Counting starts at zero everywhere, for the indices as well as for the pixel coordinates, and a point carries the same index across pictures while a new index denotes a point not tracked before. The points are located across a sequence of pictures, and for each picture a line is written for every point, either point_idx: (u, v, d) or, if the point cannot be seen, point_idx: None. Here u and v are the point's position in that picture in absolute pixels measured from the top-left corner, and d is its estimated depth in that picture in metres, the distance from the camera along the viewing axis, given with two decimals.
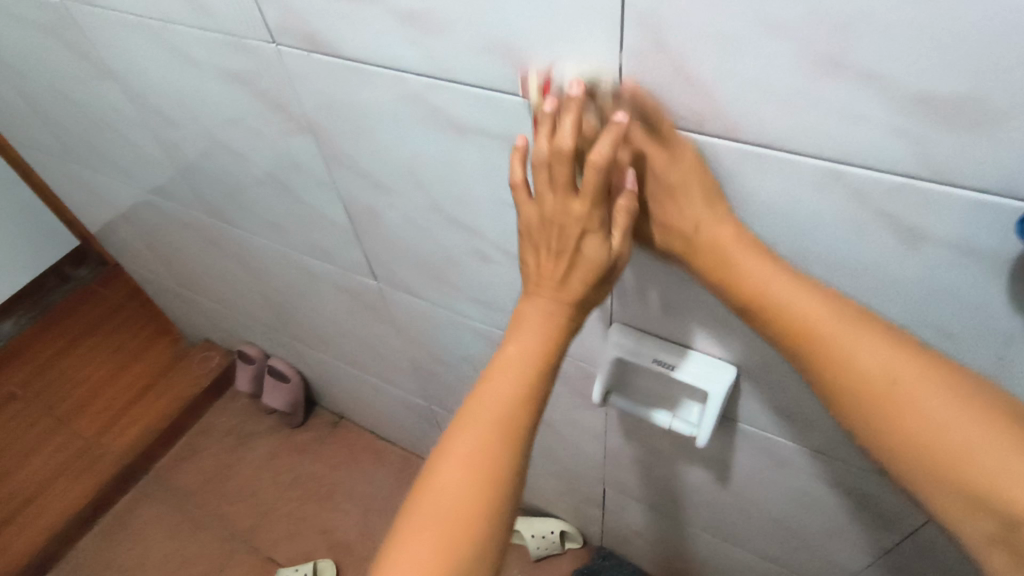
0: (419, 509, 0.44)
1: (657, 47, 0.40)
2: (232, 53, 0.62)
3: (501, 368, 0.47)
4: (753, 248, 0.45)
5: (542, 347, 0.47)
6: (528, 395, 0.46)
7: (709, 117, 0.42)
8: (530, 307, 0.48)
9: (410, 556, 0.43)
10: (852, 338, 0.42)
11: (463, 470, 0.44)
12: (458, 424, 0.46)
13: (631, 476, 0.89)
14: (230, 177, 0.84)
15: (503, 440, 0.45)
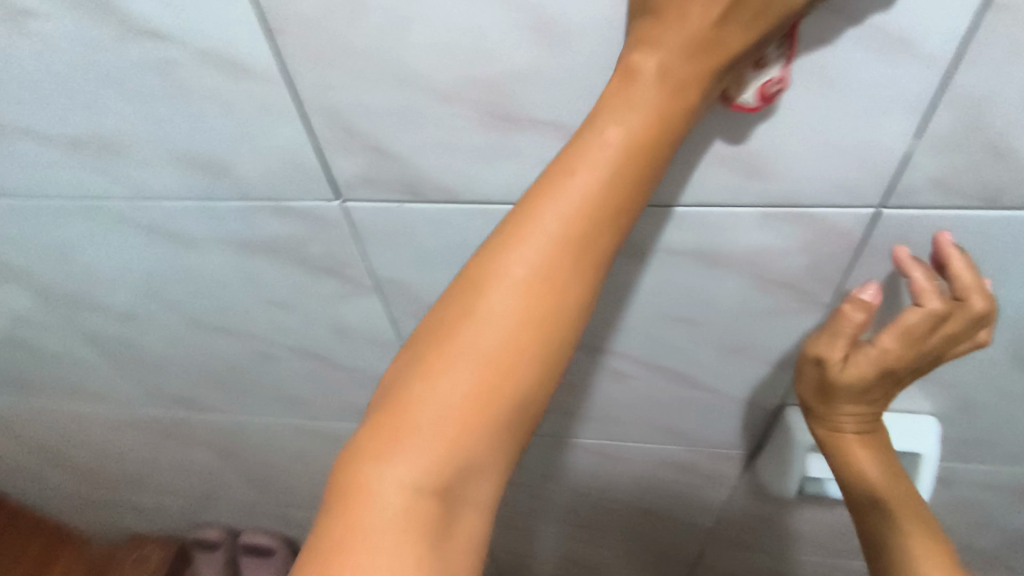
0: (420, 400, 0.29)
1: (972, 127, 0.33)
2: (262, 220, 0.45)
3: (567, 191, 0.29)
4: (878, 448, 0.47)
5: (633, 174, 0.29)
6: (591, 244, 0.29)
7: (1012, 192, 0.36)
8: (638, 75, 0.29)
9: (434, 413, 0.29)
10: (931, 547, 0.45)
11: (524, 295, 0.29)
12: (520, 213, 0.30)
13: (746, 527, 0.86)
14: (219, 361, 0.63)
15: (573, 283, 0.29)
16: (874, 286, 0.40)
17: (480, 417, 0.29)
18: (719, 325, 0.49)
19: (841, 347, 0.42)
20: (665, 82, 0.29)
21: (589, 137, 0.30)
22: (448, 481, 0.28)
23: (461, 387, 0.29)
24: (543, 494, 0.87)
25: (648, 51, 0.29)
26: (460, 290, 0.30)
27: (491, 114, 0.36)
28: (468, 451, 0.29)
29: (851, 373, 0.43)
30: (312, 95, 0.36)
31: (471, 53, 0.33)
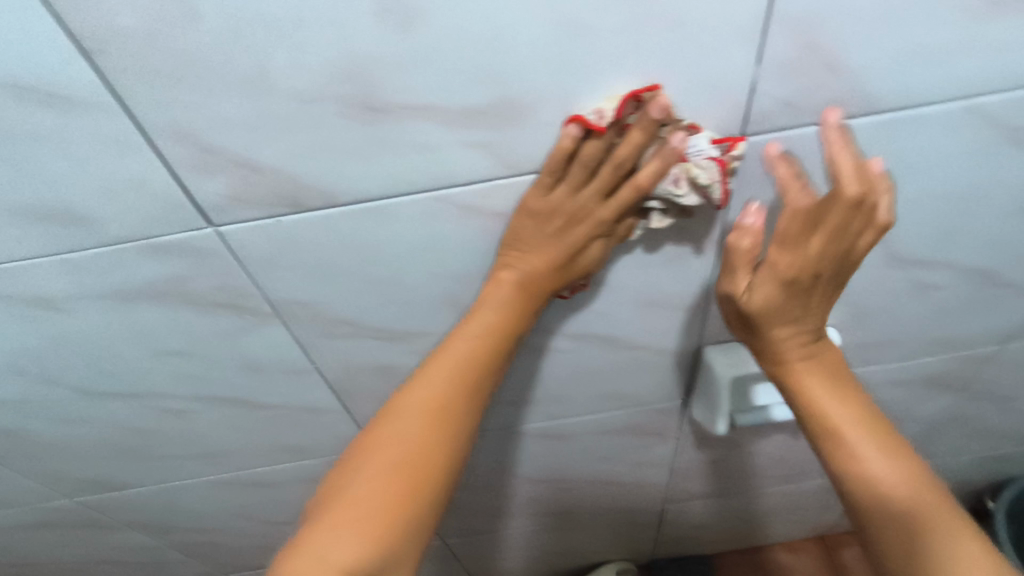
0: (354, 501, 0.41)
1: (806, 45, 0.35)
2: (133, 263, 0.42)
3: (448, 359, 0.45)
4: (820, 363, 0.49)
5: (490, 345, 0.45)
6: (468, 399, 0.45)
7: (851, 102, 0.39)
8: (497, 280, 0.45)
9: (365, 509, 0.40)
10: (877, 448, 0.47)
11: (429, 430, 0.43)
12: (422, 377, 0.45)
13: (697, 473, 0.90)
14: (123, 429, 0.58)
15: (459, 426, 0.44)
16: (756, 206, 0.42)
17: (398, 513, 0.40)
18: (626, 282, 0.51)
19: (741, 276, 0.45)
20: (514, 284, 0.45)
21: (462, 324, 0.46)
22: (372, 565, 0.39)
23: (383, 492, 0.41)
24: (501, 492, 0.86)
25: (509, 266, 0.44)
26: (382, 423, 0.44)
27: (350, 107, 0.35)
28: (387, 537, 0.40)
29: (760, 299, 0.45)
30: (155, 117, 0.34)
31: (314, 48, 0.32)
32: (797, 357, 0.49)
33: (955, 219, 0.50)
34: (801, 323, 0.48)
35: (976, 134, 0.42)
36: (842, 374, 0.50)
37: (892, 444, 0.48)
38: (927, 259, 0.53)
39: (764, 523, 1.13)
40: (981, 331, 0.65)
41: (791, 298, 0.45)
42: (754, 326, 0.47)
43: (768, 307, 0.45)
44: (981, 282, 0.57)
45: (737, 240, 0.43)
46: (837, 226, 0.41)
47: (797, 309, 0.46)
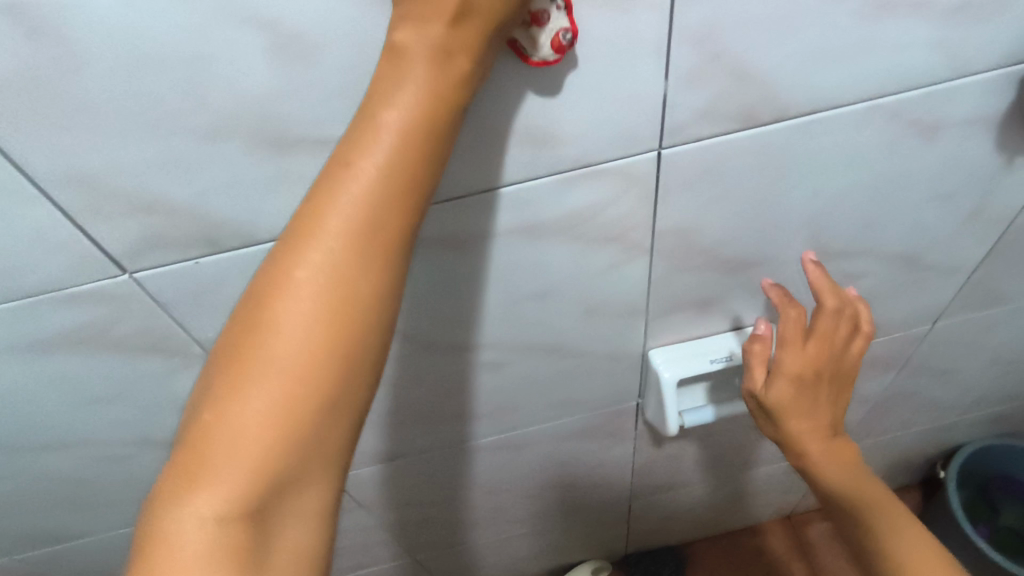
0: (219, 429, 0.27)
1: (710, 58, 0.36)
2: (47, 315, 0.40)
3: (348, 186, 0.27)
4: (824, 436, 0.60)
5: (409, 159, 0.27)
6: (379, 242, 0.27)
7: (760, 109, 0.40)
8: (406, 55, 0.28)
9: (229, 430, 0.27)
10: (830, 445, 0.61)
11: (312, 297, 0.27)
12: (306, 210, 0.28)
13: (658, 468, 0.91)
14: (59, 480, 0.56)
15: (363, 285, 0.27)
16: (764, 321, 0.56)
17: (281, 435, 0.27)
18: (564, 292, 0.51)
19: (757, 373, 0.57)
20: (431, 57, 0.27)
21: (365, 126, 0.28)
22: (260, 504, 0.27)
23: (257, 410, 0.27)
24: (467, 504, 0.86)
25: (407, 28, 0.28)
26: (251, 303, 0.28)
27: (257, 147, 0.34)
28: (275, 468, 0.27)
29: (777, 395, 0.56)
30: (49, 169, 0.32)
31: (211, 94, 0.31)
32: (813, 445, 0.60)
33: (871, 210, 0.51)
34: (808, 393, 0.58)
35: (882, 130, 0.44)
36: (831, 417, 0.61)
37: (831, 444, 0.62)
38: (851, 249, 0.55)
39: (730, 509, 1.16)
40: (910, 311, 0.68)
41: (799, 393, 0.57)
42: (775, 418, 0.59)
43: (784, 403, 0.57)
44: (902, 265, 0.60)
45: (752, 344, 0.56)
46: (826, 331, 0.55)
47: (807, 403, 0.58)
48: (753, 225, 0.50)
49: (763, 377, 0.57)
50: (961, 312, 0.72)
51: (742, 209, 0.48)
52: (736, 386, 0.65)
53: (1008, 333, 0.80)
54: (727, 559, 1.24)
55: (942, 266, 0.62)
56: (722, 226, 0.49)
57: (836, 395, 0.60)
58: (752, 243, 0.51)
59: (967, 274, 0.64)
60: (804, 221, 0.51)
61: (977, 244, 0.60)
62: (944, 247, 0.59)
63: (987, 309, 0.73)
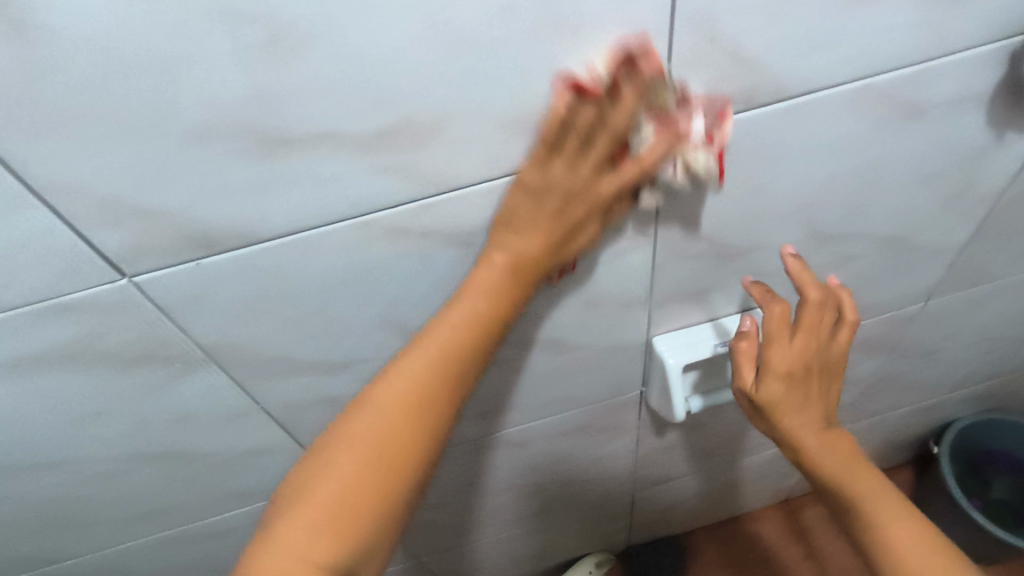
0: (325, 489, 0.39)
1: (708, 40, 0.36)
2: (38, 327, 0.39)
3: (436, 342, 0.42)
4: (817, 429, 0.58)
5: (472, 337, 0.42)
6: (449, 393, 0.42)
7: (759, 90, 0.40)
8: (489, 262, 0.42)
9: (334, 488, 0.39)
10: (828, 441, 0.59)
11: (408, 418, 0.41)
12: (410, 356, 0.42)
13: (659, 459, 0.91)
14: (54, 500, 0.54)
15: (438, 417, 0.42)
16: (750, 317, 0.56)
17: (368, 504, 0.39)
18: (566, 284, 0.50)
19: (745, 371, 0.56)
20: (501, 269, 0.42)
21: (456, 300, 0.43)
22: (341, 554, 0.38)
23: (356, 483, 0.39)
24: (468, 505, 0.85)
25: (501, 243, 0.42)
26: (371, 402, 0.41)
27: (250, 143, 0.33)
28: (361, 529, 0.39)
29: (765, 391, 0.56)
30: (41, 171, 0.31)
31: (203, 85, 0.30)
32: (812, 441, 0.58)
33: (871, 193, 0.51)
34: (795, 386, 0.57)
35: (878, 111, 0.44)
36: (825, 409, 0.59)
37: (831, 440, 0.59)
38: (850, 233, 0.55)
39: (728, 496, 1.16)
40: (904, 291, 0.69)
41: (789, 389, 0.56)
42: (767, 415, 0.58)
43: (773, 399, 0.56)
44: (900, 247, 0.60)
45: (737, 341, 0.56)
46: (811, 326, 0.54)
47: (797, 399, 0.57)
48: (753, 211, 0.49)
49: (752, 374, 0.56)
50: (950, 291, 0.73)
51: (743, 194, 0.47)
52: None
53: (995, 309, 0.81)
54: (727, 547, 1.25)
55: (937, 246, 0.62)
56: (723, 211, 0.48)
57: (826, 386, 0.59)
58: (751, 229, 0.51)
59: (960, 252, 0.65)
60: (805, 206, 0.51)
61: (971, 224, 0.60)
62: (941, 228, 0.59)
63: (975, 285, 0.74)
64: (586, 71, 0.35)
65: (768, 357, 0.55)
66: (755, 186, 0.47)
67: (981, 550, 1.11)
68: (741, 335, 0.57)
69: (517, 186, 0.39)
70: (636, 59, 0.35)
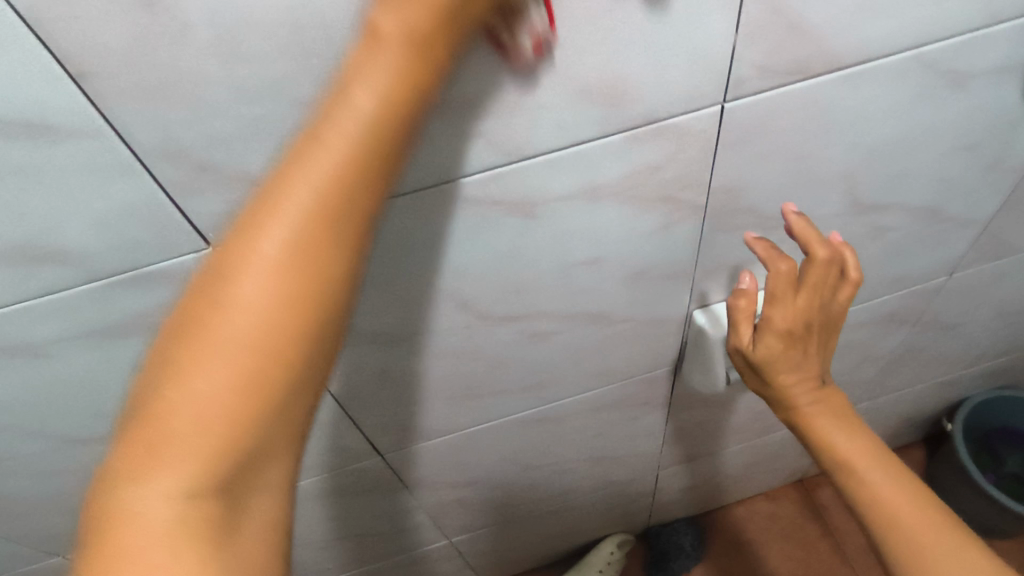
0: (179, 407, 0.25)
1: (772, 10, 0.37)
2: (125, 297, 0.40)
3: (317, 158, 0.25)
4: (809, 387, 0.58)
5: (382, 139, 0.25)
6: (346, 225, 0.26)
7: (815, 60, 0.41)
8: (379, 44, 0.25)
9: (182, 411, 0.25)
10: (820, 399, 0.59)
11: (268, 278, 0.25)
12: (266, 199, 0.26)
13: (685, 437, 0.93)
14: None
15: (322, 272, 0.26)
16: (749, 273, 0.54)
17: (232, 417, 0.25)
18: (617, 255, 0.52)
19: (744, 330, 0.55)
20: (400, 35, 0.25)
21: (337, 103, 0.25)
22: (230, 489, 0.27)
23: (219, 384, 0.25)
24: (502, 483, 0.87)
25: (390, 7, 0.25)
26: (217, 267, 0.26)
27: None
28: (243, 443, 0.26)
29: (763, 350, 0.55)
30: (150, 140, 0.32)
31: (314, 54, 0.31)
32: (805, 401, 0.59)
33: (908, 163, 0.53)
34: (794, 347, 0.56)
35: (923, 81, 0.46)
36: (818, 366, 0.59)
37: (823, 396, 0.59)
38: (885, 205, 0.57)
39: (747, 476, 1.18)
40: (931, 264, 0.71)
41: (788, 346, 0.55)
42: (763, 374, 0.58)
43: (772, 358, 0.56)
44: (930, 219, 0.62)
45: (736, 300, 0.55)
46: (816, 284, 0.52)
47: (795, 356, 0.56)
48: (799, 182, 0.51)
49: (750, 332, 0.55)
50: (974, 264, 0.75)
51: (791, 165, 0.49)
52: None
53: (1014, 283, 0.83)
54: (745, 526, 1.27)
55: (965, 218, 0.64)
56: (771, 182, 0.50)
57: (824, 342, 0.58)
58: (795, 200, 0.53)
59: (986, 224, 0.67)
60: (847, 177, 0.52)
61: (999, 196, 0.62)
62: (970, 199, 0.61)
63: (997, 259, 0.76)
64: None
65: (769, 315, 0.54)
66: (802, 157, 0.49)
67: (994, 522, 1.14)
68: (739, 292, 0.55)
69: None
70: None
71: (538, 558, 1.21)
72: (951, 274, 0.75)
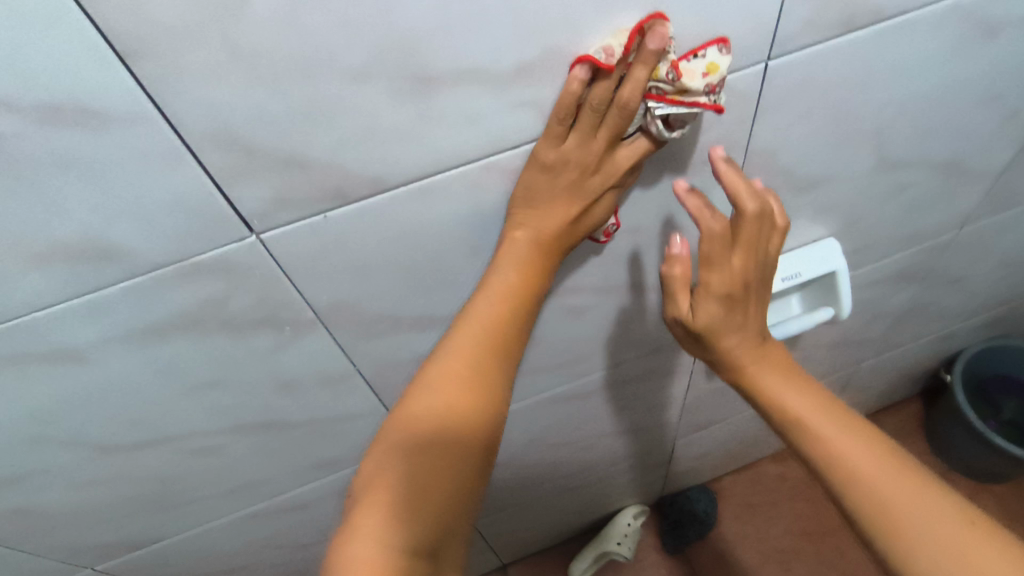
0: (394, 476, 0.37)
1: None
2: (166, 293, 0.39)
3: (478, 322, 0.42)
4: (752, 347, 0.51)
5: (515, 308, 0.43)
6: (505, 356, 0.42)
7: (858, 13, 0.41)
8: (514, 242, 0.43)
9: (402, 485, 0.37)
10: (765, 361, 0.51)
11: (456, 392, 0.40)
12: (446, 348, 0.42)
13: (703, 404, 0.94)
14: (149, 478, 0.54)
15: (490, 383, 0.41)
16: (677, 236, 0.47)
17: (440, 483, 0.37)
18: (652, 223, 0.51)
19: (683, 300, 0.50)
20: (532, 241, 0.43)
21: (489, 287, 0.43)
22: (429, 550, 0.36)
23: (426, 464, 0.38)
24: (528, 463, 0.87)
25: (522, 222, 0.42)
26: (414, 389, 0.40)
27: (400, 86, 0.33)
28: (441, 507, 0.37)
29: (704, 317, 0.49)
30: (194, 120, 0.31)
31: (365, 27, 0.30)
32: (749, 362, 0.51)
33: (934, 118, 0.53)
34: (732, 305, 0.49)
35: (957, 32, 0.46)
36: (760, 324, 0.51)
37: (767, 355, 0.51)
38: (910, 161, 0.58)
39: (758, 439, 1.20)
40: (945, 219, 0.72)
41: (729, 309, 0.49)
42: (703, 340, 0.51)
43: (712, 324, 0.50)
44: (950, 174, 0.62)
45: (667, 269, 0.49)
46: (750, 241, 0.47)
47: (737, 319, 0.50)
48: (832, 142, 0.51)
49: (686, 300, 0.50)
50: (984, 216, 0.76)
51: (826, 124, 0.49)
52: (797, 301, 0.68)
53: (1017, 234, 0.85)
54: (756, 488, 1.29)
55: (981, 170, 0.65)
56: (805, 143, 0.50)
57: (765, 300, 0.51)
58: (828, 159, 0.53)
59: (999, 176, 0.68)
60: (878, 133, 0.52)
61: (1013, 147, 0.63)
62: (988, 151, 0.62)
63: (1004, 211, 0.77)
64: (602, 59, 0.35)
65: (706, 279, 0.48)
66: (838, 116, 0.49)
67: (996, 466, 1.17)
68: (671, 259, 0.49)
69: (532, 165, 0.40)
70: (663, 45, 0.34)
71: (557, 534, 1.22)
72: (961, 228, 0.76)
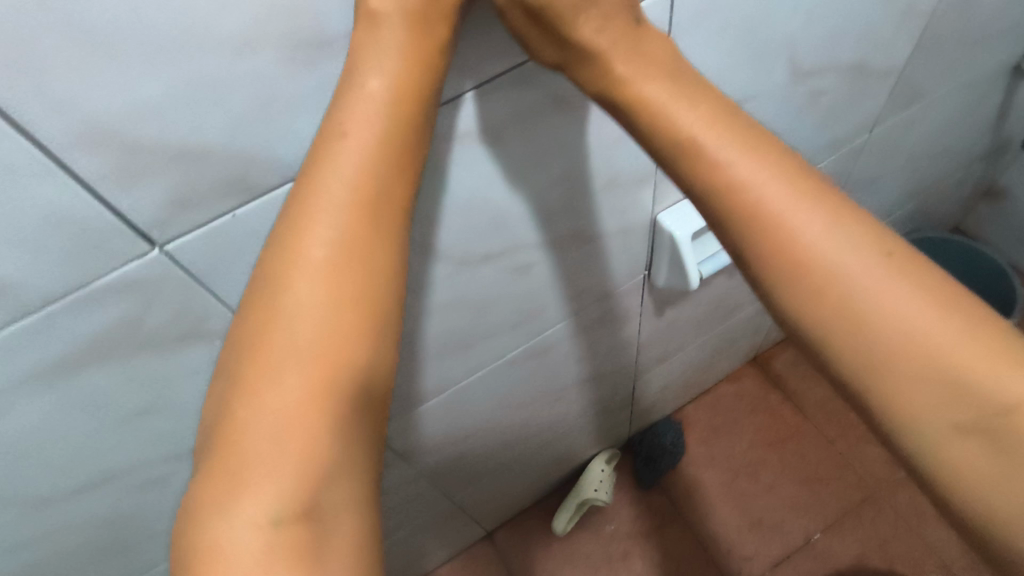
0: (258, 411, 0.27)
1: None
2: (67, 327, 0.35)
3: (338, 162, 0.29)
4: (630, 54, 0.33)
5: (387, 130, 0.30)
6: (385, 203, 0.30)
7: None
8: (378, 38, 0.30)
9: (272, 417, 0.26)
10: (653, 71, 0.33)
11: (324, 272, 0.28)
12: (299, 205, 0.29)
13: (658, 340, 0.95)
14: (100, 520, 0.50)
15: (369, 245, 0.29)
16: None
17: (317, 402, 0.27)
18: (581, 168, 0.50)
19: None
20: (409, 39, 0.31)
21: (350, 100, 0.30)
22: (312, 493, 0.26)
23: (296, 385, 0.27)
24: (496, 429, 0.86)
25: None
26: (266, 285, 0.29)
27: (288, 53, 0.30)
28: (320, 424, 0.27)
29: None
30: (55, 125, 0.27)
31: None
32: (616, 60, 0.33)
33: (837, 21, 0.54)
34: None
35: None
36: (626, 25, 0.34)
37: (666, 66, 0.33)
38: (820, 69, 0.58)
39: (712, 364, 1.24)
40: (858, 123, 0.74)
41: None
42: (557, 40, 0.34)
43: None
44: (858, 77, 0.64)
45: None
46: None
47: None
48: (746, 60, 0.51)
49: None
50: (892, 113, 0.79)
51: (738, 43, 0.48)
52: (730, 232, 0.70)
53: (922, 127, 0.89)
54: (717, 410, 1.34)
55: (885, 70, 0.67)
56: (721, 65, 0.49)
57: None
58: (745, 77, 0.52)
59: (901, 73, 0.70)
60: (788, 44, 0.52)
61: (910, 43, 0.65)
62: (890, 49, 0.63)
63: (909, 105, 0.80)
64: None
65: None
66: (748, 32, 0.48)
67: None
68: None
69: None
70: None
71: (536, 491, 1.24)
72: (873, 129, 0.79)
